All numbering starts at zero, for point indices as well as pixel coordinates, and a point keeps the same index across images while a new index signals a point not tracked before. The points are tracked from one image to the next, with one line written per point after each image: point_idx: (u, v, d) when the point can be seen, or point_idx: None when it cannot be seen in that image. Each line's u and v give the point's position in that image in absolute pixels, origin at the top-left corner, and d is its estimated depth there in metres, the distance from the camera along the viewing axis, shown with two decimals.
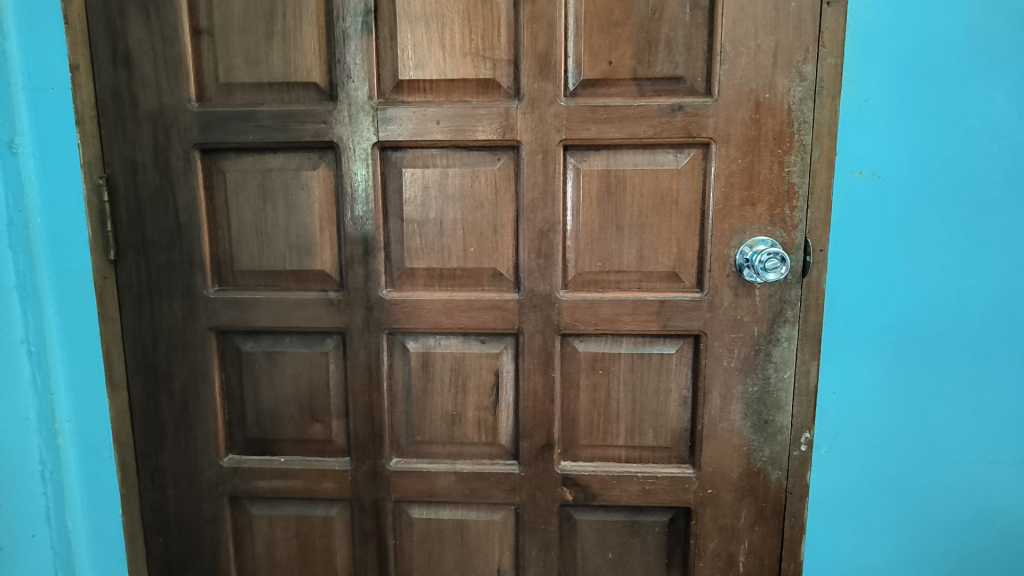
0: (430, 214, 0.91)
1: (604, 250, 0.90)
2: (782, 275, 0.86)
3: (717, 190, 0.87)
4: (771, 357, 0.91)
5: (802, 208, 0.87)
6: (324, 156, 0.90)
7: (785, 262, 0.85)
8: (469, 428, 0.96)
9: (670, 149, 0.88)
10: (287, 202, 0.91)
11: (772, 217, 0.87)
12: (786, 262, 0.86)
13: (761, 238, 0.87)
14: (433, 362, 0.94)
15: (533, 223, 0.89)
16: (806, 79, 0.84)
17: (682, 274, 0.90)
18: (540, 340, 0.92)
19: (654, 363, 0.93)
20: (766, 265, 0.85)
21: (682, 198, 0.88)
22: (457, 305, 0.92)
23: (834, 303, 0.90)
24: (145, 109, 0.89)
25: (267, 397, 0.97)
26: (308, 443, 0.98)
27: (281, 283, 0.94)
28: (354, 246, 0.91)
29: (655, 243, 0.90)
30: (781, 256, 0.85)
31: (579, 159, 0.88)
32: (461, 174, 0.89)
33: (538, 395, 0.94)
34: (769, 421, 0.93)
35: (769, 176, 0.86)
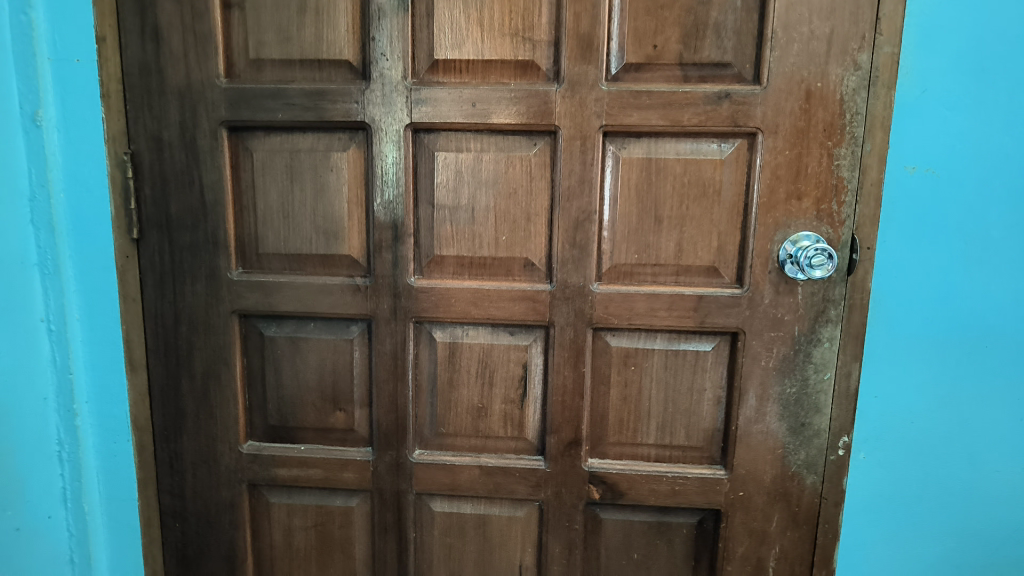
0: (462, 200, 0.88)
1: (641, 243, 0.87)
2: (829, 272, 0.82)
3: (762, 182, 0.84)
4: (811, 358, 0.88)
5: (851, 203, 0.83)
6: (355, 137, 0.87)
7: (832, 259, 0.81)
8: (495, 421, 0.94)
9: (714, 138, 0.84)
10: (315, 184, 0.88)
11: (819, 212, 0.84)
12: (834, 258, 0.81)
13: (806, 234, 0.84)
14: (460, 353, 0.92)
15: (569, 212, 0.86)
16: (860, 69, 0.80)
17: (721, 269, 0.87)
18: (571, 334, 0.89)
19: (689, 361, 0.89)
20: (811, 261, 0.81)
21: (725, 190, 0.85)
22: (487, 294, 0.89)
23: (880, 303, 0.86)
24: (172, 84, 0.86)
25: (289, 383, 0.95)
26: (329, 431, 0.96)
27: (306, 267, 0.91)
28: (382, 232, 0.88)
29: (695, 236, 0.86)
30: (828, 252, 0.81)
31: (619, 147, 0.85)
32: (495, 159, 0.86)
33: (567, 389, 0.91)
34: (806, 424, 0.89)
35: (817, 170, 0.83)
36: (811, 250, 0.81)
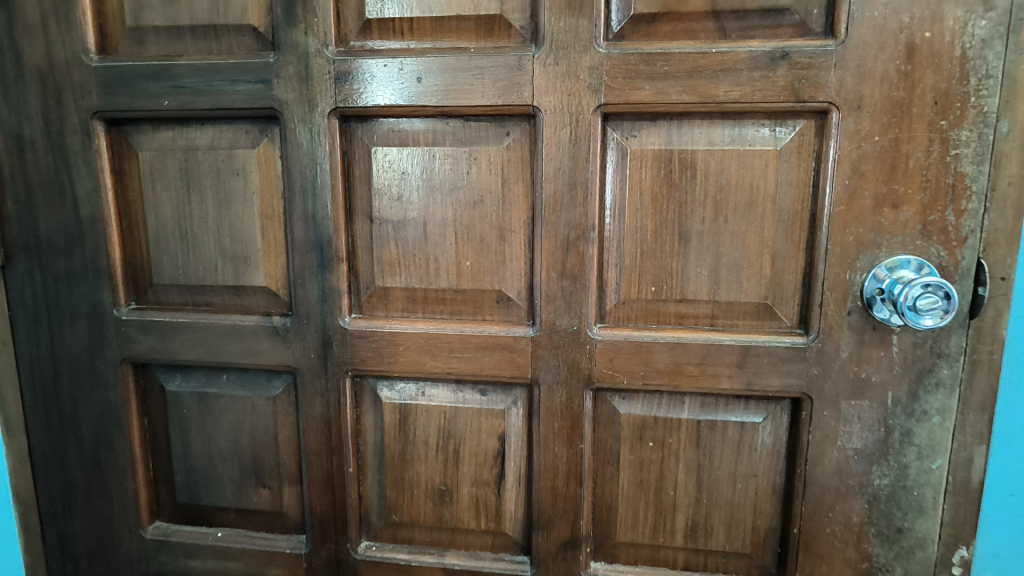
0: (410, 212, 0.64)
1: (660, 271, 0.62)
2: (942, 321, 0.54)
3: (837, 183, 0.57)
4: (911, 438, 0.61)
5: (975, 212, 0.56)
6: (267, 129, 0.65)
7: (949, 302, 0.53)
8: (464, 510, 0.69)
9: (764, 119, 0.58)
10: (219, 193, 0.66)
11: (926, 225, 0.57)
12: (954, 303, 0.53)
13: (903, 259, 0.57)
14: (414, 418, 0.68)
15: (556, 228, 0.61)
16: (994, 7, 0.52)
17: (776, 308, 0.61)
18: (564, 397, 0.64)
19: (730, 436, 0.63)
20: (916, 304, 0.53)
21: (781, 195, 0.59)
22: (446, 341, 0.65)
23: (1017, 358, 0.59)
24: (31, 64, 0.65)
25: (200, 451, 0.73)
26: (253, 514, 0.74)
27: (215, 303, 0.69)
28: (305, 257, 0.65)
29: (738, 261, 0.60)
30: (943, 291, 0.53)
31: (626, 134, 0.60)
32: (454, 156, 0.62)
33: (559, 472, 0.66)
34: (903, 530, 0.62)
35: (923, 163, 0.56)
36: (913, 285, 0.54)
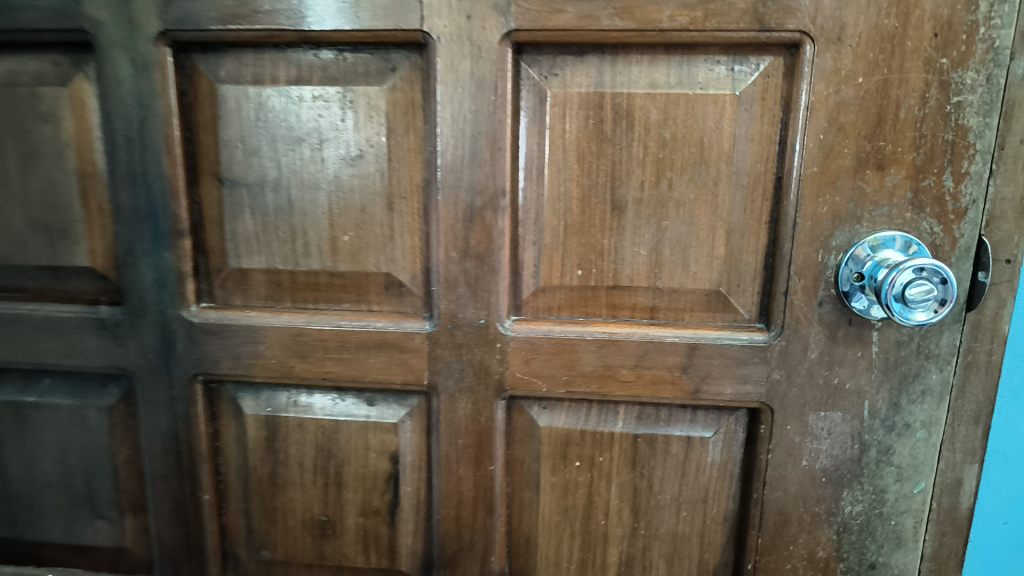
0: (270, 171, 0.49)
1: (589, 250, 0.49)
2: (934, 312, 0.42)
3: (809, 138, 0.45)
4: (892, 456, 0.49)
5: (978, 176, 0.44)
6: (80, 61, 0.49)
7: (943, 290, 0.41)
8: (351, 545, 0.56)
9: (719, 56, 0.45)
10: (21, 145, 0.51)
11: (918, 193, 0.45)
12: (948, 291, 0.41)
13: (889, 238, 0.45)
14: (284, 434, 0.54)
15: (456, 194, 0.47)
16: None
17: (732, 298, 0.49)
18: (469, 407, 0.51)
19: (673, 455, 0.51)
20: (908, 293, 0.41)
21: (739, 154, 0.46)
22: (320, 338, 0.51)
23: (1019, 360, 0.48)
24: None
25: (19, 475, 0.58)
26: (90, 551, 0.59)
27: (26, 288, 0.54)
28: (135, 229, 0.51)
29: (685, 238, 0.48)
30: (937, 276, 0.41)
31: (545, 72, 0.46)
32: (325, 97, 0.48)
33: (466, 499, 0.53)
34: (877, 565, 0.51)
35: (916, 114, 0.44)
36: (907, 267, 0.41)
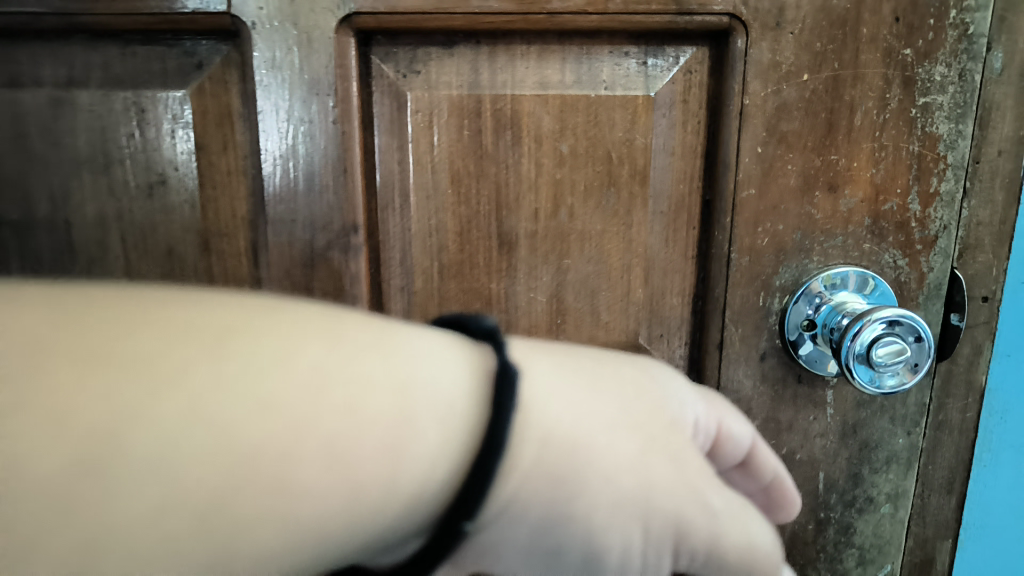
0: (40, 203, 0.37)
1: (473, 298, 0.38)
2: (900, 380, 0.33)
3: (744, 152, 0.35)
4: (852, 537, 0.40)
5: (950, 196, 0.36)
6: None
7: (916, 353, 0.33)
8: None
9: (627, 46, 0.35)
10: None
11: (878, 220, 0.36)
12: (921, 354, 0.33)
13: (847, 277, 0.36)
14: None
15: (292, 231, 0.36)
16: None
17: (654, 352, 0.39)
18: None
19: None
20: (881, 352, 0.32)
21: (657, 172, 0.36)
22: None
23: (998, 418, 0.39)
24: None
25: None
26: None
27: None
28: None
29: (593, 280, 0.37)
30: (914, 334, 0.33)
31: (403, 68, 0.35)
32: (108, 103, 0.36)
33: None
34: None
35: (875, 119, 0.34)
36: (872, 319, 0.32)
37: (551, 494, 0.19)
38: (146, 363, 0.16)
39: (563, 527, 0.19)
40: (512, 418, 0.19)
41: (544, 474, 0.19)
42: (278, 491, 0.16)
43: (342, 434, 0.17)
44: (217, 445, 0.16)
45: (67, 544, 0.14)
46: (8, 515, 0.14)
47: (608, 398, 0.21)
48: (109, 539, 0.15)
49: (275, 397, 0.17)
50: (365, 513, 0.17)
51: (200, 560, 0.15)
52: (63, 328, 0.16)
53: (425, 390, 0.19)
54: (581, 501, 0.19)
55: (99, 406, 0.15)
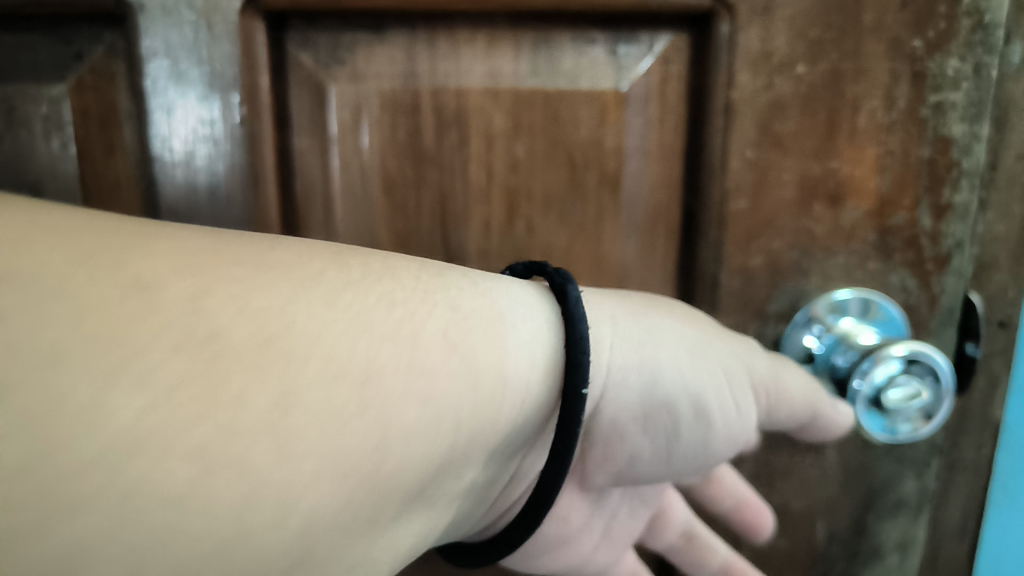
0: None
1: None
2: (919, 422, 0.30)
3: (730, 158, 0.30)
4: None
5: (964, 209, 0.31)
6: None
7: (939, 394, 0.29)
8: None
9: (594, 33, 0.30)
10: None
11: (885, 235, 0.31)
12: (945, 396, 0.30)
13: (850, 300, 0.31)
14: None
15: None
16: None
17: None
18: None
19: None
20: (893, 394, 0.29)
21: (631, 179, 0.31)
22: None
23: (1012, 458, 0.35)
24: None
25: None
26: None
27: None
28: None
29: None
30: (935, 375, 0.29)
31: (327, 58, 0.30)
32: None
33: None
34: None
35: (881, 120, 0.30)
36: (886, 357, 0.28)
37: (641, 359, 0.24)
38: (276, 264, 0.18)
39: (661, 380, 0.24)
40: (586, 325, 0.22)
41: (627, 347, 0.24)
42: (416, 376, 0.18)
43: (451, 328, 0.20)
44: (355, 318, 0.18)
45: (201, 435, 0.14)
46: (156, 369, 0.14)
47: (638, 302, 0.26)
48: (276, 419, 0.15)
49: (391, 294, 0.19)
50: (481, 396, 0.20)
51: (352, 434, 0.16)
52: (174, 241, 0.17)
53: (507, 300, 0.22)
54: (656, 380, 0.24)
55: (247, 295, 0.16)
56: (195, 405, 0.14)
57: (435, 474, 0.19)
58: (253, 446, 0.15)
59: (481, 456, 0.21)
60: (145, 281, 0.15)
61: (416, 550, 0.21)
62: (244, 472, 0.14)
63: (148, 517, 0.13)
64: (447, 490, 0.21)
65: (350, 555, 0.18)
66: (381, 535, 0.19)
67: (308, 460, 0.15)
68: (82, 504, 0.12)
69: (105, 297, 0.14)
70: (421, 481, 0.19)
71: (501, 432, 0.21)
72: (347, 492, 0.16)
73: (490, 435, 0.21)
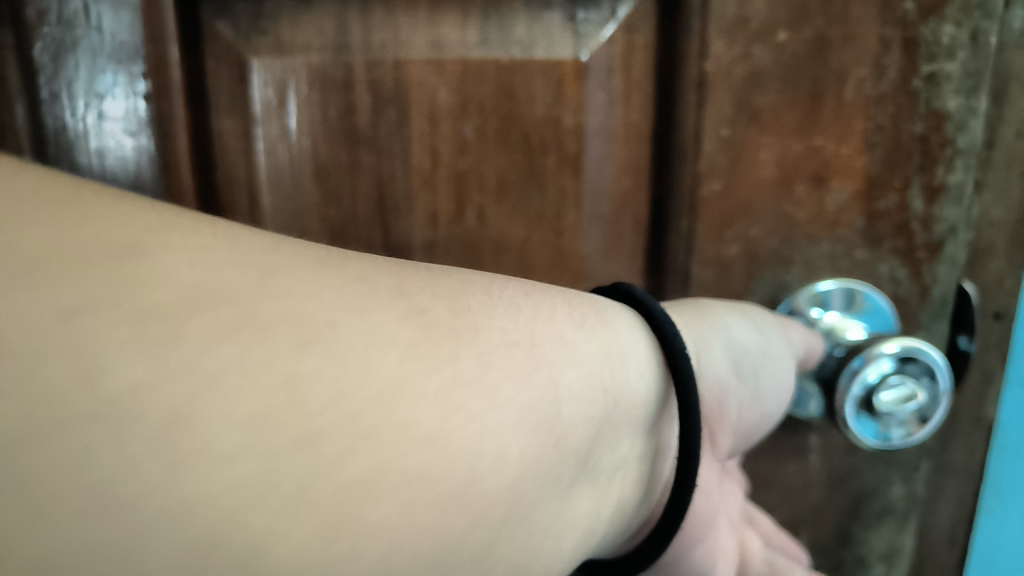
0: None
1: None
2: (917, 428, 0.28)
3: (702, 135, 0.27)
4: None
5: (960, 190, 0.28)
6: None
7: (935, 395, 0.27)
8: None
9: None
10: None
11: (873, 220, 0.28)
12: (942, 397, 0.27)
13: (833, 293, 0.29)
14: None
15: None
16: None
17: None
18: None
19: None
20: (886, 396, 0.27)
21: (593, 161, 0.28)
22: None
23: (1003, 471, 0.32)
24: None
25: None
26: None
27: None
28: None
29: None
30: (931, 374, 0.27)
31: (251, 25, 0.26)
32: None
33: None
34: None
35: (869, 93, 0.27)
36: (877, 355, 0.27)
37: (712, 331, 0.26)
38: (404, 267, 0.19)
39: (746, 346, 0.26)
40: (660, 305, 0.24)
41: (697, 324, 0.25)
42: (562, 342, 0.20)
43: (574, 309, 0.21)
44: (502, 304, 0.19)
45: (443, 384, 0.16)
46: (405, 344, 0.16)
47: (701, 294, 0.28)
48: (478, 375, 0.17)
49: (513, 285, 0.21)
50: (616, 361, 0.21)
51: (525, 395, 0.18)
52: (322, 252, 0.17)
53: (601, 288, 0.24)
54: (736, 343, 0.26)
55: (428, 289, 0.18)
56: (428, 362, 0.16)
57: (599, 433, 0.20)
58: (473, 400, 0.16)
59: (629, 430, 0.22)
60: (363, 275, 0.17)
61: (589, 538, 0.21)
62: (467, 418, 0.16)
63: (410, 457, 0.15)
64: (612, 464, 0.21)
65: (545, 513, 0.18)
66: (564, 503, 0.19)
67: (506, 407, 0.17)
68: (337, 449, 0.14)
69: (334, 290, 0.16)
70: (588, 435, 0.20)
71: (647, 401, 0.22)
72: (538, 433, 0.18)
73: (637, 399, 0.22)
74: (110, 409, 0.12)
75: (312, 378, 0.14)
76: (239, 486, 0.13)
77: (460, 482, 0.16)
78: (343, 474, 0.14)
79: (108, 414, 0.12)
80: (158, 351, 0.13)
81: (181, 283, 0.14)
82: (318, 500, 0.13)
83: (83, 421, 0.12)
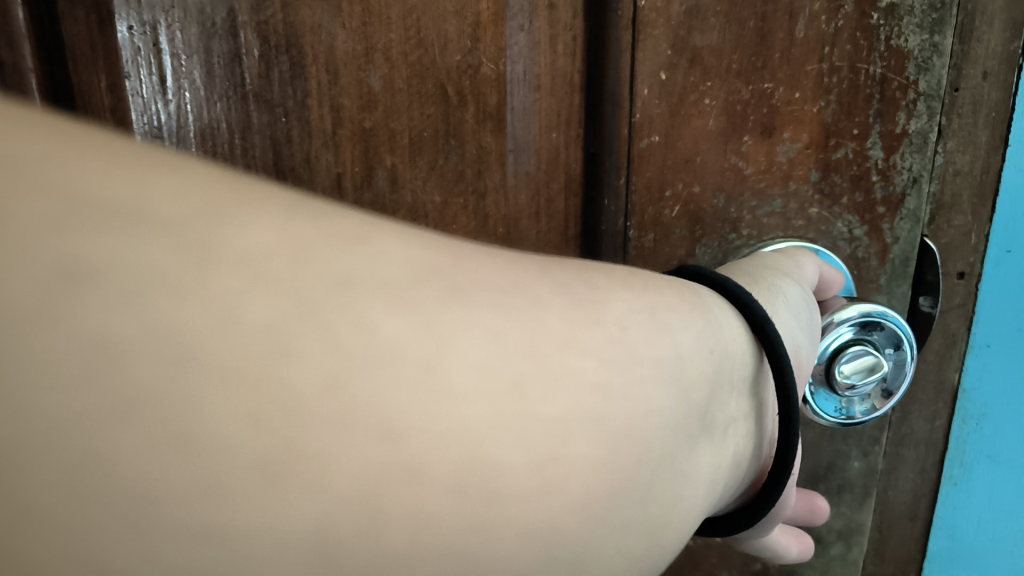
0: None
1: None
2: (879, 401, 0.26)
3: (638, 80, 0.24)
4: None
5: (921, 138, 0.25)
6: None
7: (900, 366, 0.25)
8: None
9: None
10: None
11: (827, 172, 0.25)
12: (907, 368, 0.25)
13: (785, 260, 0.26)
14: None
15: None
16: None
17: None
18: None
19: None
20: (850, 369, 0.24)
21: (517, 112, 0.25)
22: None
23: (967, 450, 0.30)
24: None
25: None
26: None
27: None
28: None
29: None
30: (894, 342, 0.25)
31: None
32: None
33: None
34: None
35: (823, 30, 0.24)
36: (835, 324, 0.24)
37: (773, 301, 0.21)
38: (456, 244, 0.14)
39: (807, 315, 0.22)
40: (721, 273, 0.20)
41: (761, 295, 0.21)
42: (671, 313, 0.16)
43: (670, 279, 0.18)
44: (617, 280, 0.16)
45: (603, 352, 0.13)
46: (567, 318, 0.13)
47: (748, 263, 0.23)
48: (620, 338, 0.14)
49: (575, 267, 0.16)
50: (714, 326, 0.17)
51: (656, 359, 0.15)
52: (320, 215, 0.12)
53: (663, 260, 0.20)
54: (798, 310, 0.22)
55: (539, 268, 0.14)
56: (579, 327, 0.13)
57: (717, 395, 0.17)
58: (622, 364, 0.14)
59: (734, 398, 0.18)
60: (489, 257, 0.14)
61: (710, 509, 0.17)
62: (623, 378, 0.13)
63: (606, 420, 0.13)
64: (726, 430, 0.17)
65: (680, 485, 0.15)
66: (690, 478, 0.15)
67: (647, 369, 0.14)
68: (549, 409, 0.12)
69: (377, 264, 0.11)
70: (706, 389, 0.16)
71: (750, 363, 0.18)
72: (672, 391, 0.15)
73: (741, 355, 0.18)
74: (367, 365, 0.10)
75: (532, 337, 0.12)
76: (458, 449, 0.11)
77: (609, 447, 0.13)
78: (552, 419, 0.12)
79: (338, 374, 0.10)
80: (354, 313, 0.10)
81: (395, 256, 0.11)
82: (538, 462, 0.12)
83: (322, 379, 0.10)
